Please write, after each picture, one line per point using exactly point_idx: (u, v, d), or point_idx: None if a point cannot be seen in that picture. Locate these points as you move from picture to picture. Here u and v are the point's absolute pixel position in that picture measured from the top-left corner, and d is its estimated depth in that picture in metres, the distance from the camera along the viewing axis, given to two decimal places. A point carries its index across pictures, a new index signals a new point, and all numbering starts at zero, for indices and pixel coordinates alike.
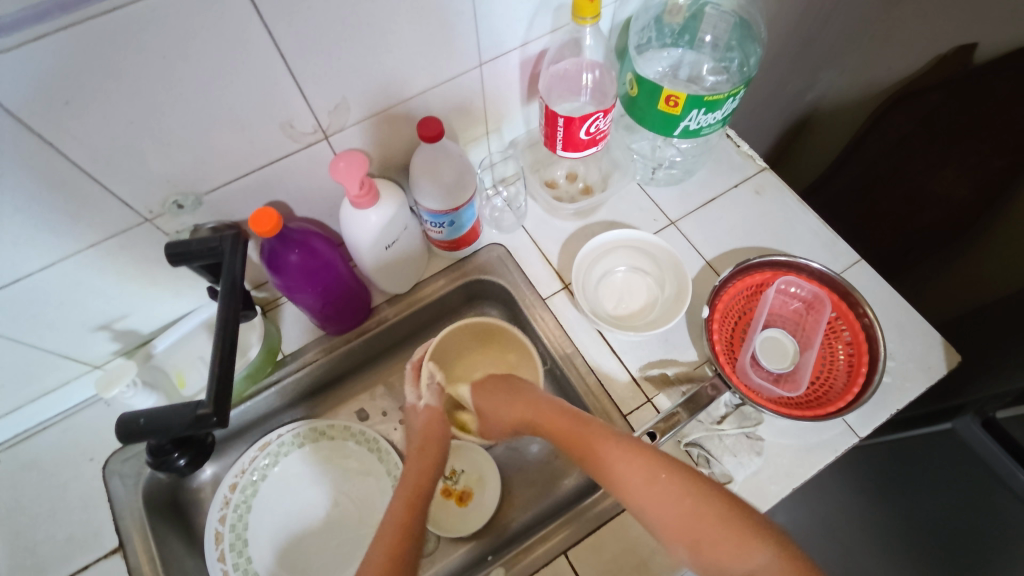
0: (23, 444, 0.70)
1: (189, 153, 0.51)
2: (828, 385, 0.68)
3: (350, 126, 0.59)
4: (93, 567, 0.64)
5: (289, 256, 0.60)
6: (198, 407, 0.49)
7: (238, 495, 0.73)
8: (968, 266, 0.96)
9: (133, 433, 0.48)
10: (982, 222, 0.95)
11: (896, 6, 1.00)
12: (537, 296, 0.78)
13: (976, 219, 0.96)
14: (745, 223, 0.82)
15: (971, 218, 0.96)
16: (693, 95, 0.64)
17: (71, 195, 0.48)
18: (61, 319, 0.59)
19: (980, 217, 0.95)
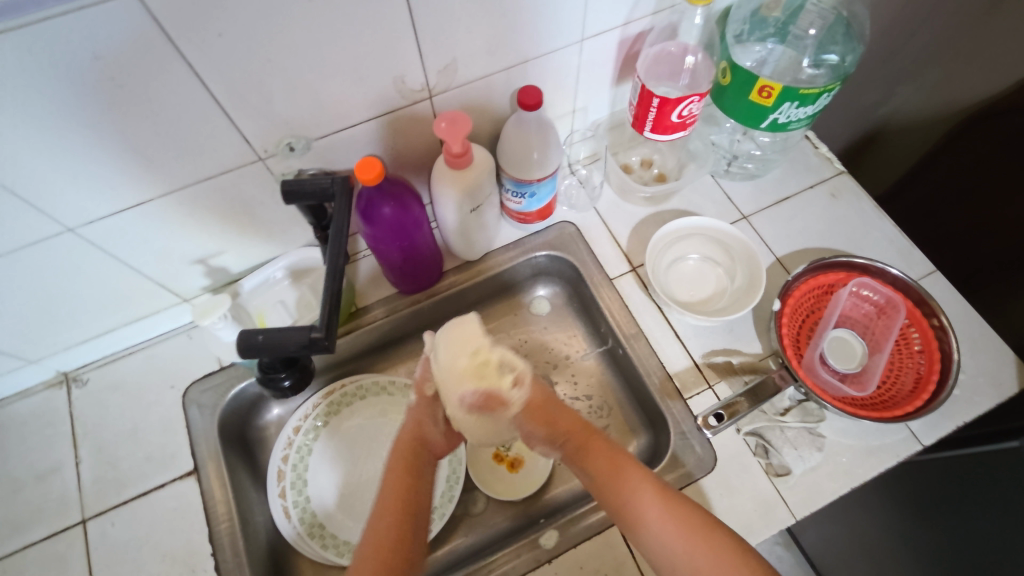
0: (110, 366, 0.74)
1: (310, 97, 0.54)
2: (894, 390, 0.68)
3: (453, 88, 0.61)
4: (169, 486, 0.67)
5: (383, 208, 0.62)
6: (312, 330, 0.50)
7: (301, 438, 0.75)
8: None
9: (253, 347, 0.48)
10: None
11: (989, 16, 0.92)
12: (603, 277, 0.78)
13: None
14: (819, 224, 0.81)
15: None
16: (787, 87, 0.64)
17: (203, 126, 0.51)
18: (166, 247, 0.63)
19: None
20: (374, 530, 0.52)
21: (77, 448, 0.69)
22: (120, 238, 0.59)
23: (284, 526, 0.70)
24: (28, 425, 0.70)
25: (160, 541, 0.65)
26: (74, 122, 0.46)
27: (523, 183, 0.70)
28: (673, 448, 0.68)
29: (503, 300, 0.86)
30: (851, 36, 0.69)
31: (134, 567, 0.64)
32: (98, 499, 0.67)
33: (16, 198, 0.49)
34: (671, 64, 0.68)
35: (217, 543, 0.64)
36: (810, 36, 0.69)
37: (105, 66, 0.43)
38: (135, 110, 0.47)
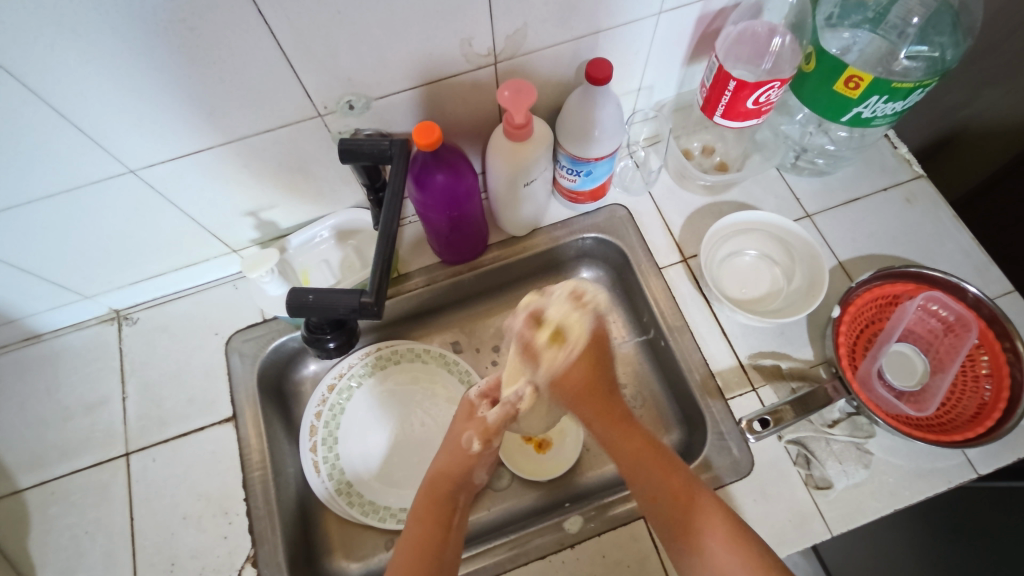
0: (158, 308, 0.75)
1: (375, 54, 0.52)
2: (953, 414, 0.64)
3: (518, 55, 0.58)
4: (208, 430, 0.69)
5: (436, 175, 0.61)
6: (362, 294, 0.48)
7: (335, 396, 0.77)
8: None
9: (304, 307, 0.48)
10: None
11: None
12: (651, 264, 0.76)
13: None
14: (889, 230, 0.77)
15: None
16: (877, 79, 0.59)
17: (267, 77, 0.50)
18: (221, 197, 0.63)
19: None
20: (413, 533, 0.60)
21: (124, 384, 0.71)
22: (177, 184, 0.59)
23: (314, 480, 0.72)
24: (81, 356, 0.73)
25: (196, 482, 0.67)
26: (143, 64, 0.46)
27: (578, 161, 0.68)
28: (709, 448, 0.66)
29: (546, 279, 0.85)
30: (958, 28, 0.62)
31: (170, 503, 0.66)
32: (141, 434, 0.69)
33: (83, 136, 0.50)
34: (754, 44, 0.63)
35: (249, 490, 0.66)
36: (910, 25, 0.63)
37: (176, 8, 0.42)
38: (203, 57, 0.47)
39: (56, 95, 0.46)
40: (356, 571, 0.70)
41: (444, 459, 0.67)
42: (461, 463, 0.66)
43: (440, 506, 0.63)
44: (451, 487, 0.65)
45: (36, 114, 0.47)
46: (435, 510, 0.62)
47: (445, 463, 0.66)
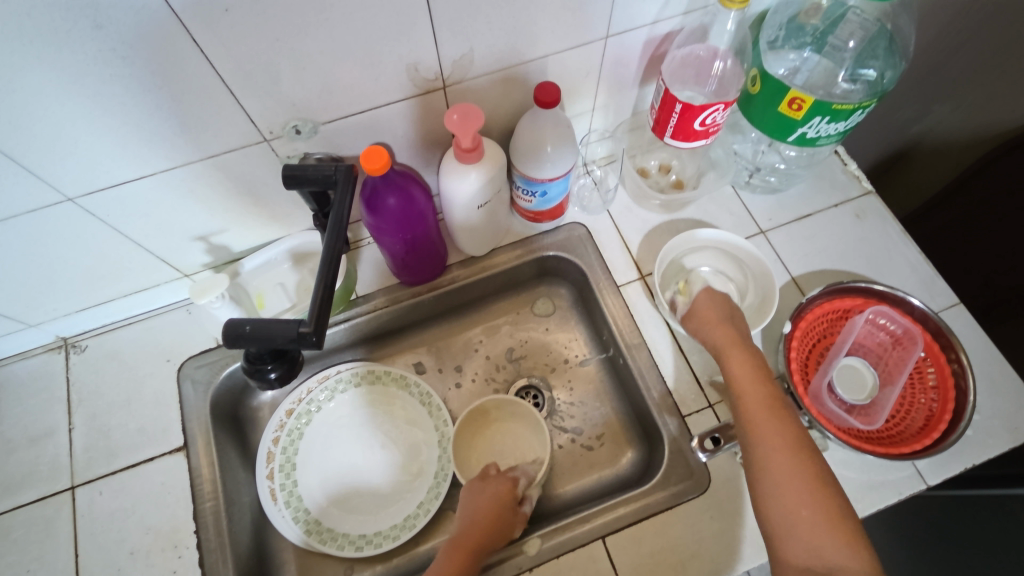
0: (108, 335, 0.74)
1: (320, 81, 0.52)
2: (902, 426, 0.65)
3: (468, 79, 0.59)
4: (158, 460, 0.67)
5: (387, 198, 0.60)
6: (299, 324, 0.44)
7: (293, 421, 0.75)
8: None
9: (238, 337, 0.43)
10: None
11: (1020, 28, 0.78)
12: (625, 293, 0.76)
13: None
14: (839, 245, 0.78)
15: None
16: (819, 100, 0.61)
17: (206, 103, 0.50)
18: (167, 222, 0.62)
19: None
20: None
21: (71, 415, 0.69)
22: (121, 211, 0.58)
23: (270, 508, 0.70)
24: (26, 387, 0.70)
25: (144, 515, 0.65)
26: (76, 92, 0.45)
27: (533, 181, 0.68)
28: (667, 464, 0.67)
29: (508, 298, 0.85)
30: (892, 51, 0.65)
31: (118, 538, 0.64)
32: (87, 467, 0.67)
33: (16, 165, 0.49)
34: (697, 67, 0.65)
35: (201, 522, 0.64)
36: (848, 49, 0.65)
37: (108, 38, 0.42)
38: (139, 84, 0.46)
39: None
40: None
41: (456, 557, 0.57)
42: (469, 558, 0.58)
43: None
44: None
45: None
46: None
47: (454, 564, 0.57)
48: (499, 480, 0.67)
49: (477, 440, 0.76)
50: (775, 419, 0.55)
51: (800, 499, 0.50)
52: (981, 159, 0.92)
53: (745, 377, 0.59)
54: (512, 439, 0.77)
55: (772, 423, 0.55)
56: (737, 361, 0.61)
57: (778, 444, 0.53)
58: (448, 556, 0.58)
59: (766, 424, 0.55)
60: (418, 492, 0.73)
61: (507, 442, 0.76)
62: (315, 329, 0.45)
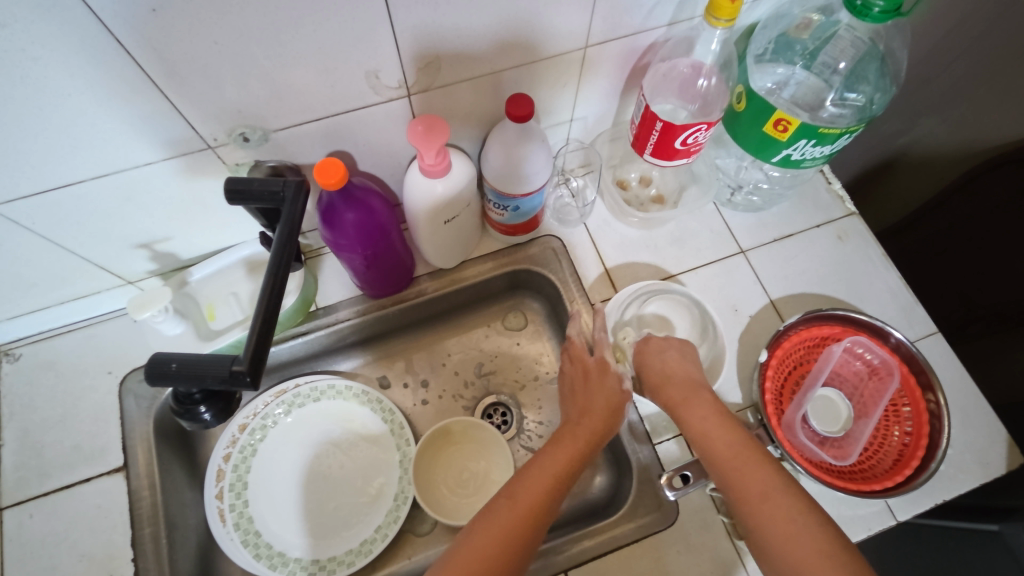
0: (45, 343, 0.68)
1: (267, 86, 0.47)
2: (874, 461, 0.64)
3: (435, 87, 0.54)
4: (95, 481, 0.63)
5: (346, 214, 0.56)
6: (233, 362, 0.40)
7: (246, 437, 0.71)
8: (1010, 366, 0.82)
9: (161, 375, 0.39)
10: None
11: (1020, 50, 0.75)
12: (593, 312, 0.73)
13: None
14: (819, 268, 0.76)
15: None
16: (805, 123, 0.58)
17: (138, 108, 0.45)
18: (103, 230, 0.57)
19: None
20: (500, 517, 0.49)
21: (2, 430, 0.65)
22: (49, 219, 0.53)
23: (218, 530, 0.66)
24: None
25: (79, 540, 0.61)
26: None
27: (505, 197, 0.64)
28: (634, 495, 0.64)
29: (478, 311, 0.81)
30: (883, 74, 0.62)
31: (49, 565, 0.60)
32: (17, 487, 0.62)
33: None
34: (682, 84, 0.61)
35: (138, 549, 0.60)
36: (838, 70, 0.62)
37: (12, 37, 0.37)
38: (57, 87, 0.41)
39: None
40: None
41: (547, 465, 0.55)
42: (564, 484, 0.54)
43: (526, 524, 0.49)
44: (547, 502, 0.51)
45: None
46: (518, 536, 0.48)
47: (544, 471, 0.54)
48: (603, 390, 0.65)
49: (438, 465, 0.73)
50: (751, 474, 0.51)
51: (793, 529, 0.46)
52: (965, 175, 0.90)
53: (711, 433, 0.56)
54: (472, 464, 0.74)
55: (747, 482, 0.51)
56: (698, 421, 0.58)
57: (767, 494, 0.49)
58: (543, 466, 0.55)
59: (744, 479, 0.51)
60: (376, 515, 0.70)
61: (477, 466, 0.73)
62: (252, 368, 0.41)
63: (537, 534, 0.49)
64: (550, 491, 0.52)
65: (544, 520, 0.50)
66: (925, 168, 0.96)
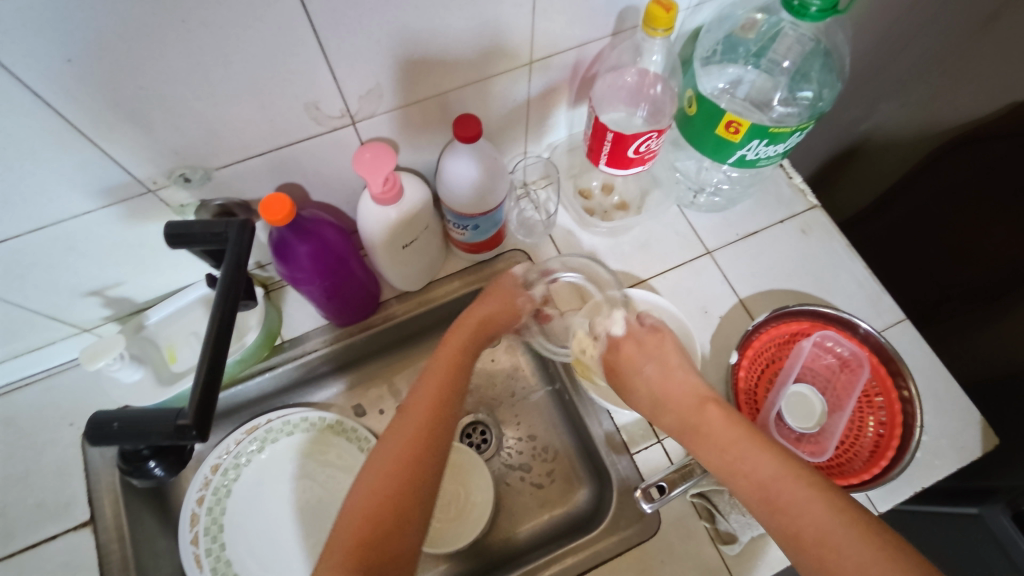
0: (1, 398, 0.66)
1: (203, 125, 0.46)
2: (851, 455, 0.64)
3: (380, 113, 0.54)
4: (61, 538, 0.61)
5: (299, 247, 0.55)
6: (179, 415, 0.39)
7: (219, 478, 0.70)
8: (979, 342, 0.82)
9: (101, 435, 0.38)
10: (1005, 302, 0.80)
11: (986, 34, 0.76)
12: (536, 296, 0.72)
13: (1003, 296, 0.80)
14: (785, 264, 0.76)
15: (997, 293, 0.81)
16: (756, 123, 0.58)
17: (67, 158, 0.44)
18: (50, 281, 0.55)
19: (1005, 296, 0.80)
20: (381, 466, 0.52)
21: None
22: None
23: None
24: None
25: None
26: None
27: (463, 216, 0.64)
28: (615, 508, 0.63)
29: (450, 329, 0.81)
30: (829, 67, 0.62)
31: None
32: None
33: None
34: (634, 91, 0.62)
35: None
36: (784, 68, 0.62)
37: None
38: None
39: None
40: None
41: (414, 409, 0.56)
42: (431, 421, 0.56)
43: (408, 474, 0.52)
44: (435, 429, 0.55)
45: None
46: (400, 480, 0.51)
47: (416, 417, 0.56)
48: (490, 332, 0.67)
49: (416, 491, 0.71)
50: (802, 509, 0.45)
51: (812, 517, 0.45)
52: (926, 157, 0.91)
53: (742, 455, 0.50)
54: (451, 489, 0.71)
55: (801, 518, 0.45)
56: (726, 438, 0.52)
57: (776, 482, 0.47)
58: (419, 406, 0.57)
59: (797, 511, 0.45)
60: None
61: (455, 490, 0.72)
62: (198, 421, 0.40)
63: (424, 464, 0.53)
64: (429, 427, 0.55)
65: (424, 468, 0.53)
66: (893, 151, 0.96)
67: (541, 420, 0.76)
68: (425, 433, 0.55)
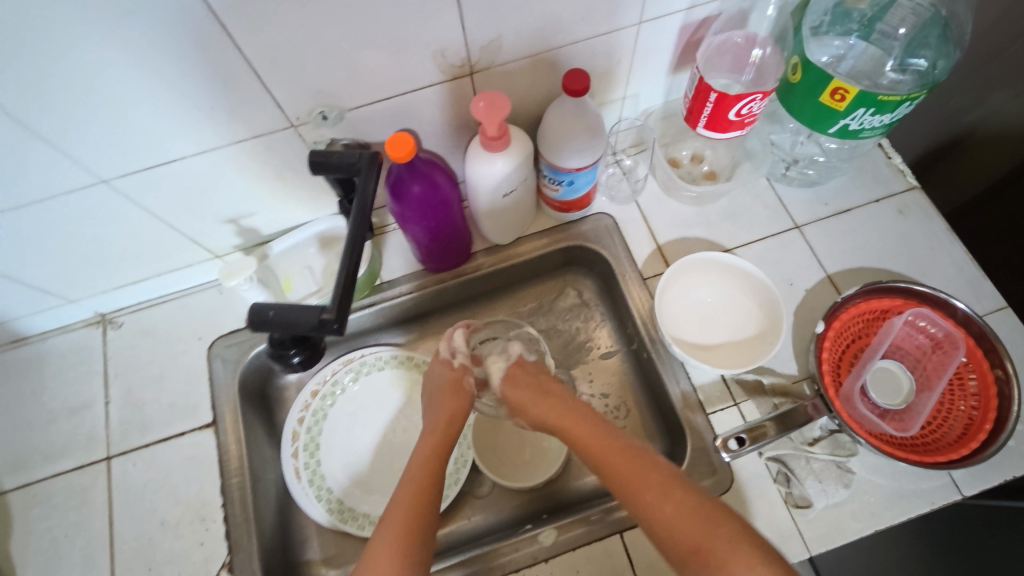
0: (143, 312, 0.76)
1: (346, 66, 0.52)
2: (939, 433, 0.63)
3: (497, 65, 0.58)
4: (188, 435, 0.70)
5: (412, 186, 0.60)
6: (321, 310, 0.45)
7: (317, 402, 0.77)
8: None
9: (261, 323, 0.44)
10: None
11: None
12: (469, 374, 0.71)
13: None
14: (879, 243, 0.75)
15: None
16: (864, 91, 0.58)
17: (234, 89, 0.50)
18: (198, 205, 0.63)
19: None
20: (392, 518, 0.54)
21: (108, 387, 0.72)
22: (153, 194, 0.59)
23: (295, 486, 0.72)
24: (67, 359, 0.74)
25: (174, 487, 0.67)
26: (106, 77, 0.46)
27: (560, 170, 0.67)
28: (687, 462, 0.65)
29: (531, 287, 0.84)
30: (947, 38, 0.60)
31: (150, 508, 0.66)
32: (122, 438, 0.70)
33: (53, 147, 0.50)
34: (736, 55, 0.62)
35: (227, 497, 0.66)
36: (898, 37, 0.61)
37: (137, 23, 0.42)
38: (169, 70, 0.47)
39: (18, 105, 0.45)
40: None
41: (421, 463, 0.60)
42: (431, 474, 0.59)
43: (414, 528, 0.54)
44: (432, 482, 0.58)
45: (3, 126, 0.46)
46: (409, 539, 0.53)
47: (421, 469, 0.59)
48: (461, 397, 0.68)
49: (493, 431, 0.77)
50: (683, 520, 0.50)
51: (682, 513, 0.50)
52: None
53: (653, 488, 0.53)
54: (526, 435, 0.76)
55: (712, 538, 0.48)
56: (614, 456, 0.57)
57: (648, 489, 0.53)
58: (421, 459, 0.61)
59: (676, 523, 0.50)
60: None
61: (530, 435, 0.76)
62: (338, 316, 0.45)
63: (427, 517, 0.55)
64: (430, 479, 0.58)
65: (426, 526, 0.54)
66: (999, 144, 0.90)
67: (614, 379, 0.79)
68: (427, 484, 0.58)
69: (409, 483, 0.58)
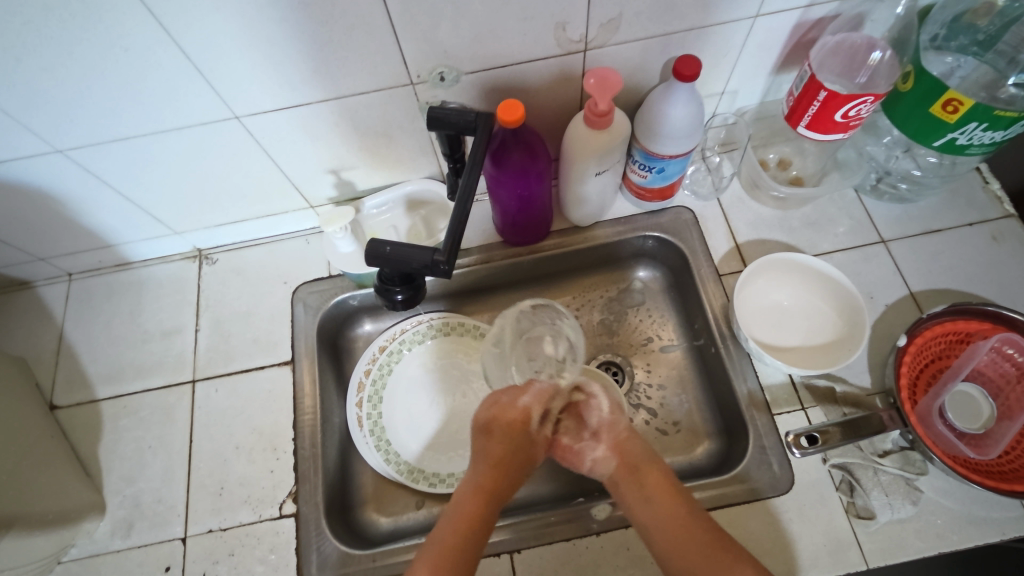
0: (237, 253, 0.81)
1: (473, 30, 0.54)
2: (1019, 464, 0.61)
3: (611, 45, 0.59)
4: (267, 369, 0.74)
5: (513, 152, 0.62)
6: (434, 253, 0.53)
7: (384, 357, 0.79)
8: None
9: (379, 257, 0.52)
10: None
11: None
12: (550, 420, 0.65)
13: None
14: (967, 267, 0.73)
15: None
16: (979, 103, 0.57)
17: (369, 41, 0.53)
18: (309, 151, 0.67)
19: None
20: (464, 509, 0.56)
21: (198, 317, 0.77)
22: (273, 134, 0.63)
23: (356, 433, 0.74)
24: (163, 287, 0.79)
25: (250, 416, 0.71)
26: (265, 16, 0.49)
27: (653, 156, 0.68)
28: (750, 459, 0.65)
29: (601, 273, 0.85)
30: None
31: (227, 433, 0.71)
32: (207, 365, 0.74)
33: (201, 79, 0.54)
34: (850, 56, 0.63)
35: (298, 431, 0.70)
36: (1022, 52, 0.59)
37: None
38: (318, 14, 0.50)
39: (183, 34, 0.50)
40: (385, 525, 0.71)
41: (474, 499, 0.57)
42: (503, 478, 0.59)
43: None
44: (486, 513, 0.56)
45: (165, 52, 0.51)
46: (474, 527, 0.55)
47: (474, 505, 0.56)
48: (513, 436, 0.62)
49: None
50: None
51: None
52: None
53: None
54: None
55: None
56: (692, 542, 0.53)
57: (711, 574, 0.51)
58: (470, 492, 0.58)
59: (685, 532, 0.54)
60: None
61: None
62: (447, 259, 0.53)
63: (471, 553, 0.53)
64: (481, 515, 0.56)
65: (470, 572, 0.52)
66: None
67: (677, 373, 0.78)
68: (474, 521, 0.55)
69: (455, 514, 0.56)
